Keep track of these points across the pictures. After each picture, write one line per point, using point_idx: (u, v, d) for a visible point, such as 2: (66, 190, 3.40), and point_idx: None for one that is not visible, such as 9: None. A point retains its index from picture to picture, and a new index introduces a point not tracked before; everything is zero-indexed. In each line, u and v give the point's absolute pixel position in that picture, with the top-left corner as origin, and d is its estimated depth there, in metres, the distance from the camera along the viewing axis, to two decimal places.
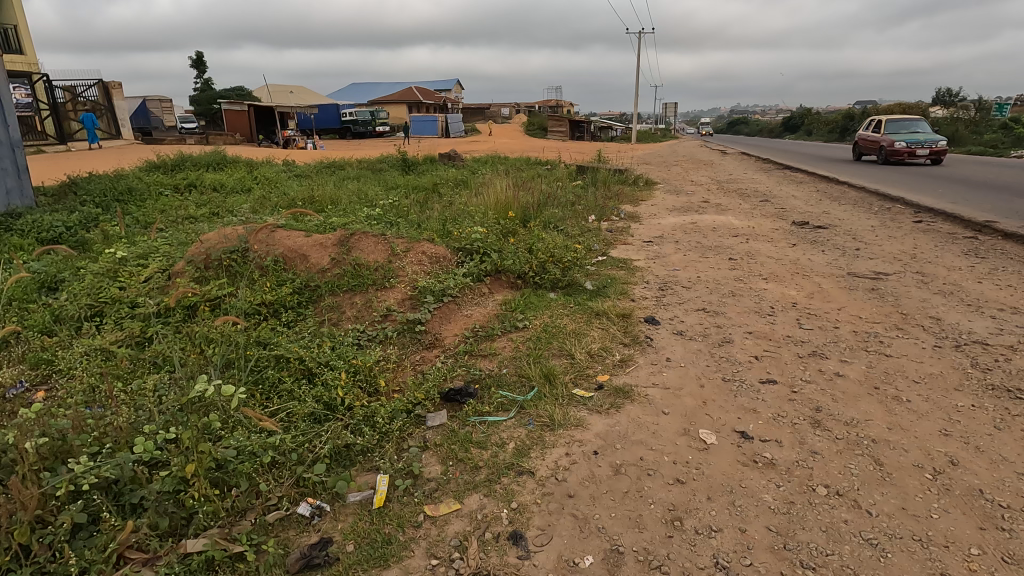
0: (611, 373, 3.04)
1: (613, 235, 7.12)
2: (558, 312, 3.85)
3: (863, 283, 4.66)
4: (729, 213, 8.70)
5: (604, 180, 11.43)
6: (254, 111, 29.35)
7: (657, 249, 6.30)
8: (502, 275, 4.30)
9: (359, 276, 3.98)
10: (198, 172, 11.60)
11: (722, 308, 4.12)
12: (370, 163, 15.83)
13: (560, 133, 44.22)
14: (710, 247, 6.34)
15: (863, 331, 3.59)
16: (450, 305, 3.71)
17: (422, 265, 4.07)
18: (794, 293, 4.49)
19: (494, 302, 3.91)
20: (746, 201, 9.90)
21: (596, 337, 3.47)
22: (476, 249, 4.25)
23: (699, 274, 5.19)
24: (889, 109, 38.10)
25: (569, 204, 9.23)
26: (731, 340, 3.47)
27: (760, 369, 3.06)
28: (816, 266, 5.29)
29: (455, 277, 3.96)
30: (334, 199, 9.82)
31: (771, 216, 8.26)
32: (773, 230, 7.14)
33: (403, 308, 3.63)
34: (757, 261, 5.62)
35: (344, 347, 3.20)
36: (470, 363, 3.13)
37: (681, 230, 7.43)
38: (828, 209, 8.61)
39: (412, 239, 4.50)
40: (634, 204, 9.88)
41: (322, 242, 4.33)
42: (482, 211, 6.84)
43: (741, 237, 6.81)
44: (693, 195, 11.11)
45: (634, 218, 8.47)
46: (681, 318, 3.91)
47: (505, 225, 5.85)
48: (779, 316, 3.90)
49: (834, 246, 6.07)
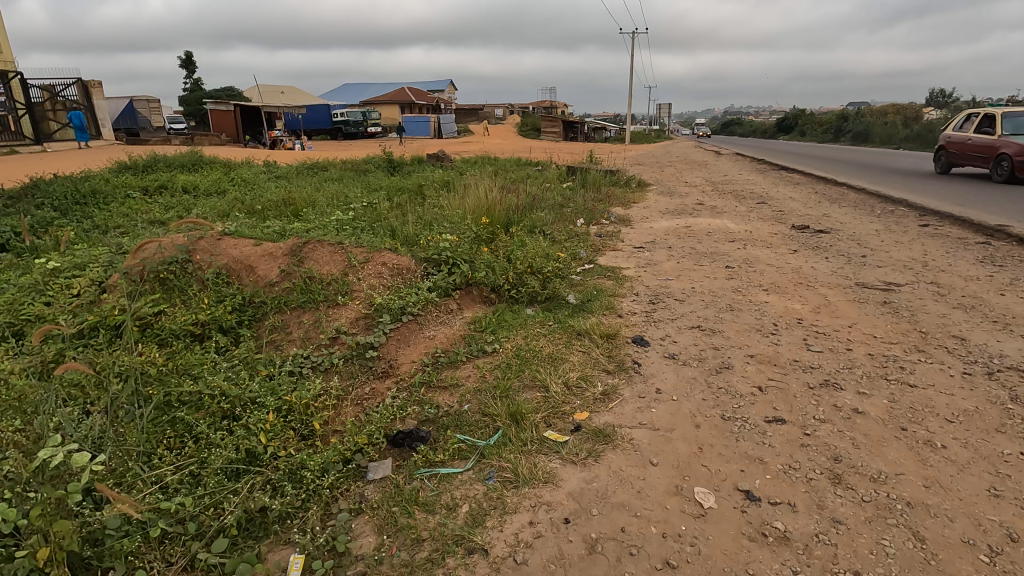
0: (590, 410, 2.58)
1: (602, 241, 6.68)
2: (534, 333, 3.39)
3: (874, 295, 4.24)
4: (725, 216, 8.29)
5: (594, 182, 11.00)
6: (241, 111, 28.79)
7: (648, 255, 5.87)
8: (473, 288, 3.83)
9: (309, 291, 3.51)
10: (171, 173, 11.09)
11: (720, 325, 3.68)
12: (355, 163, 15.35)
13: (553, 134, 43.88)
14: (705, 253, 5.91)
15: (880, 354, 3.16)
16: (410, 326, 3.25)
17: (382, 278, 3.60)
18: (799, 306, 4.06)
19: (462, 321, 3.45)
20: (742, 203, 9.49)
21: (576, 363, 3.01)
22: (444, 259, 3.79)
23: (693, 285, 4.76)
24: (883, 110, 37.93)
25: (557, 207, 8.79)
26: (730, 366, 3.03)
27: (765, 404, 2.61)
28: (821, 275, 4.87)
29: (418, 292, 3.49)
30: (311, 202, 9.34)
31: (769, 219, 7.85)
32: (772, 235, 6.72)
33: (355, 329, 3.17)
34: (756, 269, 5.20)
35: (280, 378, 2.74)
36: (425, 398, 2.67)
37: (674, 235, 6.99)
38: (828, 212, 8.21)
39: (373, 247, 4.03)
40: (625, 207, 9.46)
41: (271, 252, 3.86)
42: (461, 214, 6.39)
43: (738, 242, 6.39)
44: (687, 196, 10.70)
45: (625, 222, 8.05)
46: (673, 338, 3.46)
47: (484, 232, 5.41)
48: (784, 335, 3.46)
49: (838, 253, 5.66)
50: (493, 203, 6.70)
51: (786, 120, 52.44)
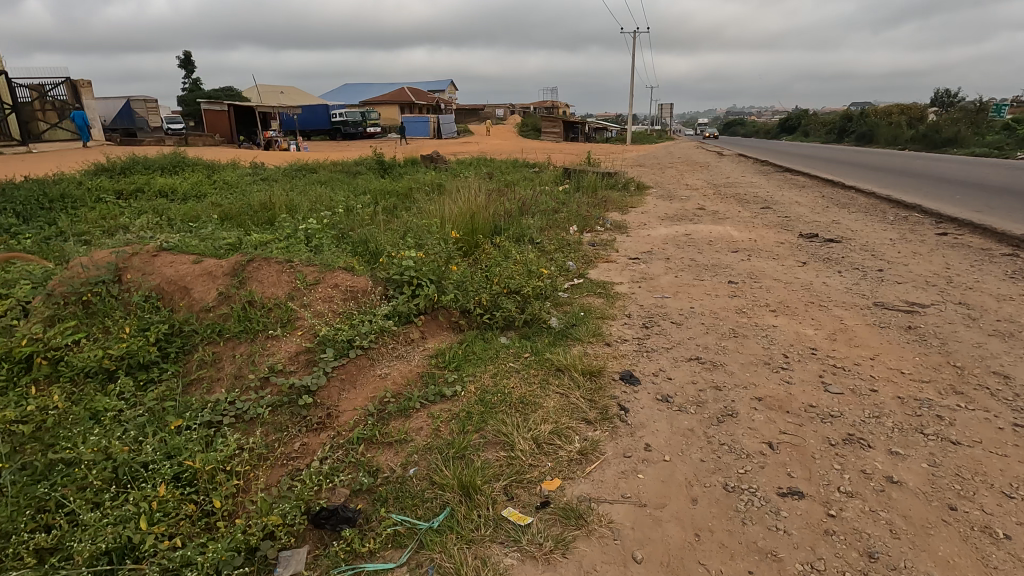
0: (562, 477, 2.12)
1: (595, 250, 6.21)
2: (505, 369, 2.91)
3: (895, 319, 3.76)
4: (727, 222, 7.82)
5: (590, 185, 10.53)
6: (236, 111, 28.40)
7: (644, 269, 5.39)
8: (439, 313, 3.35)
9: (247, 319, 3.05)
10: (149, 176, 10.65)
11: (722, 357, 3.21)
12: (346, 165, 14.88)
13: (553, 134, 43.46)
14: (706, 266, 5.43)
15: (910, 397, 2.69)
16: (359, 361, 2.78)
17: (332, 303, 3.12)
18: (812, 331, 3.59)
19: (423, 355, 2.97)
20: (746, 208, 9.03)
21: (551, 411, 2.53)
22: (406, 278, 3.30)
23: (691, 303, 4.29)
24: (888, 109, 37.39)
25: (549, 213, 8.32)
26: (734, 413, 2.56)
27: (777, 469, 2.14)
28: (835, 293, 4.39)
29: (372, 320, 3.02)
30: (291, 209, 8.89)
31: (774, 226, 7.36)
32: (779, 244, 6.25)
33: (293, 366, 2.70)
34: (762, 285, 4.73)
35: (191, 434, 2.28)
36: (363, 459, 2.20)
37: (672, 244, 6.51)
38: (837, 218, 7.73)
39: (327, 264, 3.52)
40: (622, 212, 9.00)
41: (211, 271, 3.39)
42: (443, 222, 5.92)
43: (742, 253, 5.92)
44: (688, 200, 10.25)
45: (621, 229, 7.59)
46: (667, 374, 2.99)
47: None
48: (797, 371, 2.98)
49: (851, 266, 5.17)
50: (477, 209, 6.23)
51: (789, 121, 51.89)
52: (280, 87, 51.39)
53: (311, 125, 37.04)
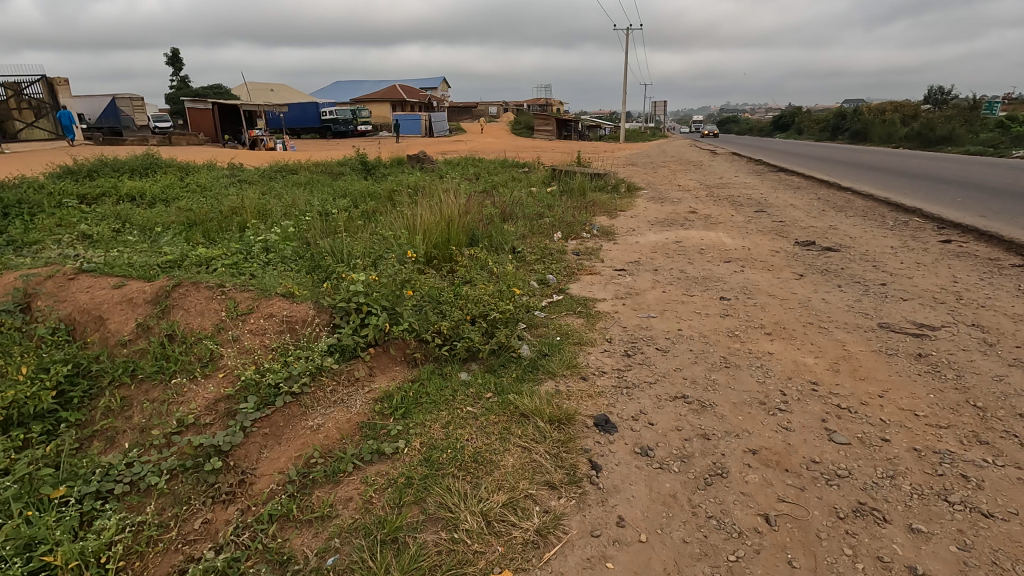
0: (514, 568, 1.73)
1: (579, 261, 5.82)
2: (461, 416, 2.51)
3: (903, 345, 3.39)
4: (720, 228, 7.46)
5: (578, 188, 10.14)
6: (221, 109, 27.82)
7: (630, 283, 5.01)
8: (392, 345, 2.95)
9: (165, 357, 2.64)
10: (118, 179, 10.18)
11: (711, 395, 2.83)
12: (328, 166, 14.42)
13: (546, 132, 43.06)
14: (696, 279, 5.05)
15: (929, 448, 2.32)
16: (288, 411, 2.38)
17: (264, 338, 2.71)
18: (813, 361, 3.21)
19: (367, 399, 2.56)
20: (739, 212, 8.68)
21: (509, 474, 2.14)
22: (353, 307, 2.89)
23: (679, 325, 3.91)
24: (882, 107, 37.20)
25: (534, 220, 7.92)
26: (723, 473, 2.18)
27: (775, 555, 1.77)
28: (836, 312, 4.02)
29: (308, 359, 2.62)
30: (264, 216, 8.46)
31: (769, 233, 7.00)
32: (773, 254, 5.87)
33: (208, 419, 2.29)
34: (756, 301, 4.36)
35: (65, 514, 1.87)
36: (273, 545, 1.80)
37: (661, 253, 6.13)
38: (835, 224, 7.37)
39: (267, 288, 3.09)
40: (610, 217, 8.63)
41: (132, 298, 2.97)
42: (415, 231, 5.51)
43: (734, 263, 5.54)
44: (680, 203, 9.89)
45: (608, 235, 7.21)
46: (649, 419, 2.61)
47: None
48: (796, 415, 2.60)
49: (851, 279, 4.81)
50: (453, 217, 5.83)
51: (782, 118, 51.67)
52: (269, 85, 50.69)
53: (299, 123, 36.44)
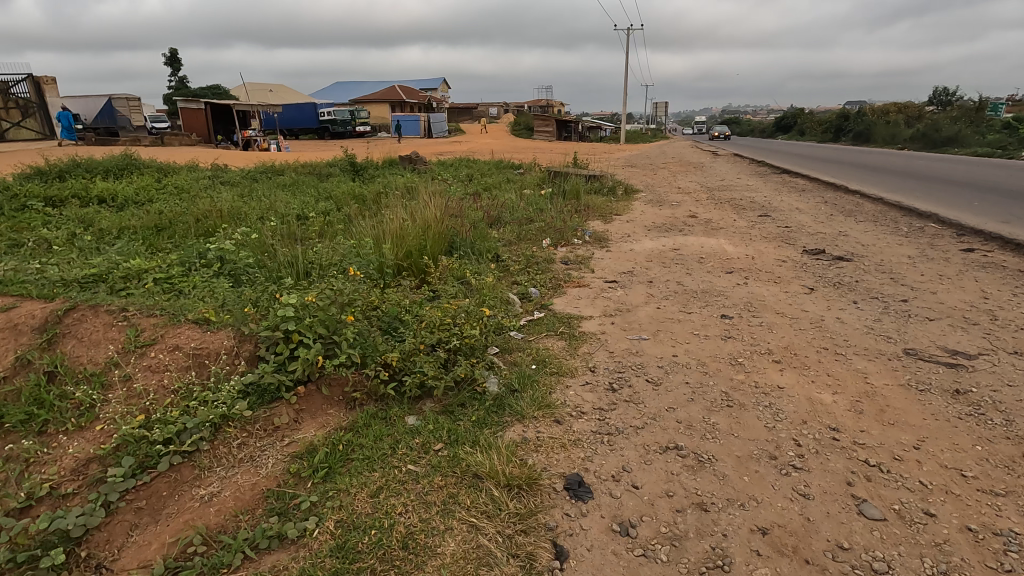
0: None
1: (567, 271, 5.32)
2: (398, 479, 2.02)
3: (937, 378, 2.89)
4: (721, 234, 6.97)
5: (572, 190, 9.64)
6: (214, 109, 27.38)
7: (621, 297, 4.51)
8: (326, 382, 2.45)
9: (36, 400, 2.10)
10: (90, 180, 9.69)
11: (710, 445, 2.33)
12: (317, 166, 13.93)
13: (546, 133, 42.62)
14: (695, 293, 4.55)
15: (987, 528, 1.83)
16: (175, 475, 1.89)
17: (163, 376, 2.20)
18: (831, 399, 2.71)
19: (283, 456, 2.07)
20: (742, 216, 8.19)
21: (445, 569, 1.65)
22: (280, 336, 2.40)
23: (675, 349, 3.41)
24: (886, 109, 36.71)
25: (523, 226, 7.42)
26: (725, 565, 1.70)
27: None
28: (854, 335, 3.52)
29: (212, 406, 2.11)
30: (238, 220, 7.97)
31: (774, 240, 6.50)
32: (780, 263, 5.37)
33: (67, 490, 1.79)
34: (763, 320, 3.86)
35: None
36: None
37: (657, 263, 5.63)
38: (845, 230, 6.87)
39: (181, 311, 2.59)
40: (605, 221, 8.15)
41: (12, 320, 2.41)
42: (386, 239, 5.02)
43: (737, 275, 5.05)
44: (679, 206, 9.41)
45: (601, 242, 6.73)
46: (633, 480, 2.11)
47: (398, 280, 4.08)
48: (815, 475, 2.11)
49: (868, 294, 4.32)
50: (429, 224, 5.35)
51: (785, 120, 51.14)
52: (267, 85, 50.25)
53: (295, 123, 36.04)
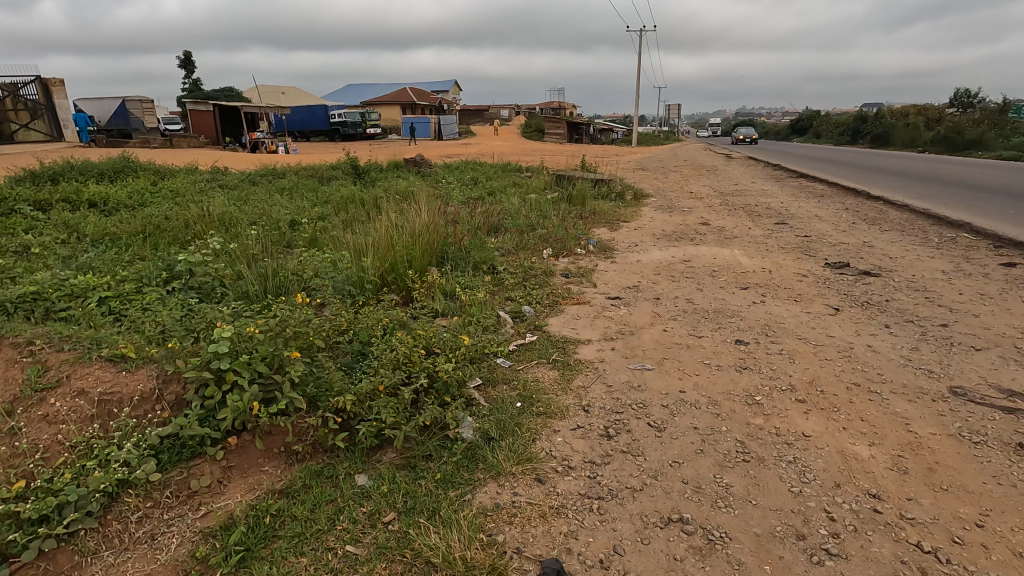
0: None
1: (566, 285, 4.92)
2: (328, 568, 1.63)
3: (994, 427, 2.45)
4: (734, 244, 6.53)
5: (577, 195, 9.23)
6: (223, 111, 27.33)
7: (624, 317, 4.09)
8: (263, 432, 2.06)
9: None
10: (82, 184, 9.45)
11: (722, 517, 1.91)
12: (318, 170, 13.67)
13: (557, 135, 42.20)
14: (706, 313, 4.12)
15: None
16: (49, 565, 1.54)
17: (58, 430, 1.83)
18: (868, 455, 2.28)
19: (192, 534, 1.70)
20: (757, 224, 7.73)
21: None
22: (209, 377, 2.01)
23: (682, 384, 2.99)
24: (905, 111, 35.94)
25: (524, 233, 7.02)
26: None
27: None
28: (889, 367, 3.07)
29: (110, 470, 1.74)
30: (227, 227, 7.66)
31: (792, 251, 6.04)
32: (800, 279, 4.92)
33: None
34: (783, 348, 3.42)
35: None
36: None
37: (665, 277, 5.20)
38: (869, 240, 6.39)
39: (99, 345, 2.22)
40: (611, 228, 7.73)
41: None
42: (370, 250, 4.65)
43: (752, 292, 4.61)
44: (690, 213, 8.96)
45: (606, 251, 6.31)
46: (626, 569, 1.71)
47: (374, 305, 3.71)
48: (856, 568, 1.69)
49: (902, 316, 3.86)
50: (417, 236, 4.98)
51: (800, 122, 50.23)
52: (279, 88, 50.44)
53: (305, 125, 36.02)
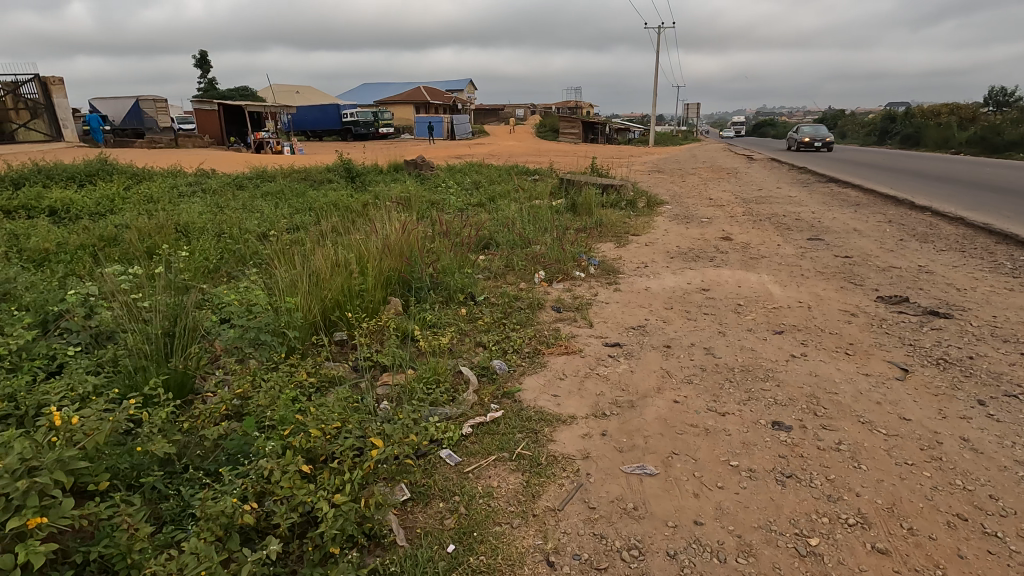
0: None
1: (555, 324, 4.01)
2: None
3: None
4: (762, 266, 5.55)
5: (582, 204, 8.28)
6: (230, 111, 26.93)
7: (622, 378, 3.15)
8: None
9: None
10: (48, 188, 8.77)
11: None
12: (312, 172, 12.94)
13: (572, 135, 41.26)
14: (731, 372, 3.15)
15: None
16: None
17: None
18: None
19: None
20: (787, 240, 6.74)
21: None
22: None
23: (698, 506, 2.06)
24: (937, 110, 34.40)
25: (516, 250, 6.10)
26: None
27: None
28: (1006, 485, 2.10)
29: None
30: (189, 239, 6.89)
31: (833, 277, 5.04)
32: (849, 320, 3.92)
33: None
34: (843, 439, 2.45)
35: None
36: None
37: (679, 313, 4.25)
38: (925, 264, 5.37)
39: None
40: (618, 243, 6.80)
41: None
42: (310, 284, 3.79)
43: (790, 338, 3.63)
44: (709, 224, 8.00)
45: (609, 274, 5.39)
46: None
47: (288, 368, 2.87)
48: None
49: (1000, 384, 2.87)
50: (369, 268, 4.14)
51: (824, 122, 48.45)
52: (292, 87, 50.22)
53: (316, 124, 35.60)
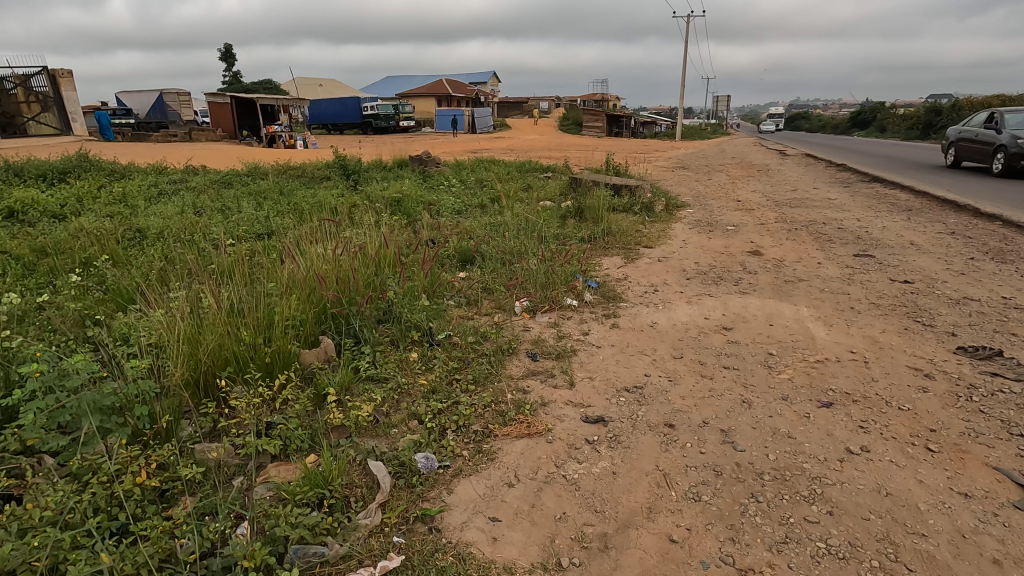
0: None
1: (523, 383, 3.04)
2: None
3: None
4: (799, 293, 4.49)
5: (589, 209, 7.23)
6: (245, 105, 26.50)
7: (599, 485, 2.18)
8: None
9: None
10: (12, 188, 8.14)
11: None
12: (309, 169, 12.19)
13: (595, 129, 39.95)
14: (759, 482, 2.15)
15: None
16: None
17: None
18: None
19: None
20: (830, 256, 5.61)
21: None
22: None
23: None
24: (988, 102, 32.06)
25: (500, 267, 5.12)
26: None
27: None
28: None
29: None
30: (141, 246, 6.14)
31: (892, 313, 3.96)
32: (924, 387, 2.86)
33: None
34: None
35: None
36: None
37: (690, 364, 3.25)
38: (1011, 297, 4.22)
39: None
40: (625, 257, 5.79)
41: None
42: (200, 328, 2.91)
43: (843, 418, 2.59)
44: (735, 233, 6.90)
45: (607, 302, 4.39)
46: None
47: (110, 471, 2.03)
48: None
49: None
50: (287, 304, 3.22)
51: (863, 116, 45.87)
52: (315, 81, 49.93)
53: (334, 118, 35.10)
